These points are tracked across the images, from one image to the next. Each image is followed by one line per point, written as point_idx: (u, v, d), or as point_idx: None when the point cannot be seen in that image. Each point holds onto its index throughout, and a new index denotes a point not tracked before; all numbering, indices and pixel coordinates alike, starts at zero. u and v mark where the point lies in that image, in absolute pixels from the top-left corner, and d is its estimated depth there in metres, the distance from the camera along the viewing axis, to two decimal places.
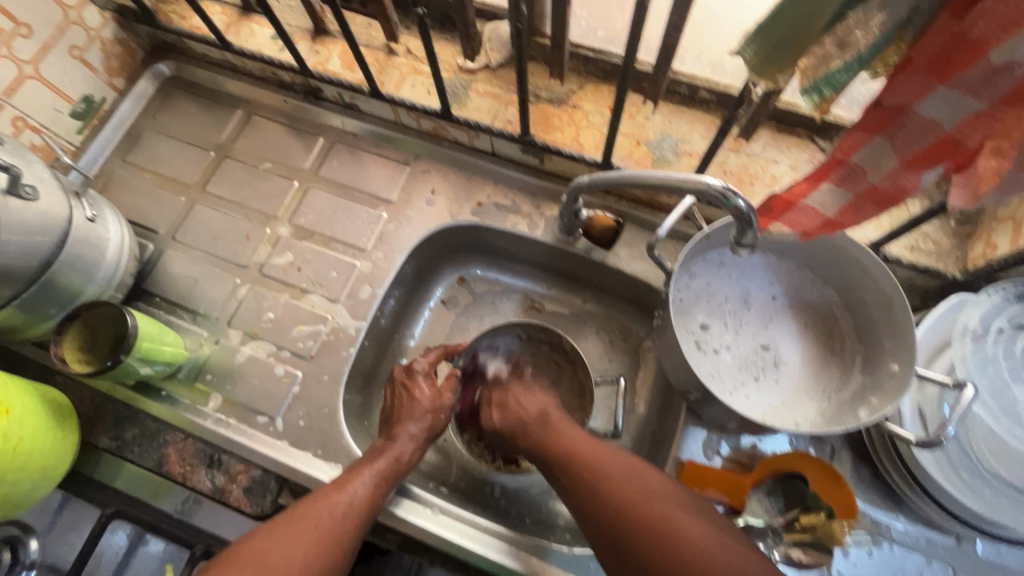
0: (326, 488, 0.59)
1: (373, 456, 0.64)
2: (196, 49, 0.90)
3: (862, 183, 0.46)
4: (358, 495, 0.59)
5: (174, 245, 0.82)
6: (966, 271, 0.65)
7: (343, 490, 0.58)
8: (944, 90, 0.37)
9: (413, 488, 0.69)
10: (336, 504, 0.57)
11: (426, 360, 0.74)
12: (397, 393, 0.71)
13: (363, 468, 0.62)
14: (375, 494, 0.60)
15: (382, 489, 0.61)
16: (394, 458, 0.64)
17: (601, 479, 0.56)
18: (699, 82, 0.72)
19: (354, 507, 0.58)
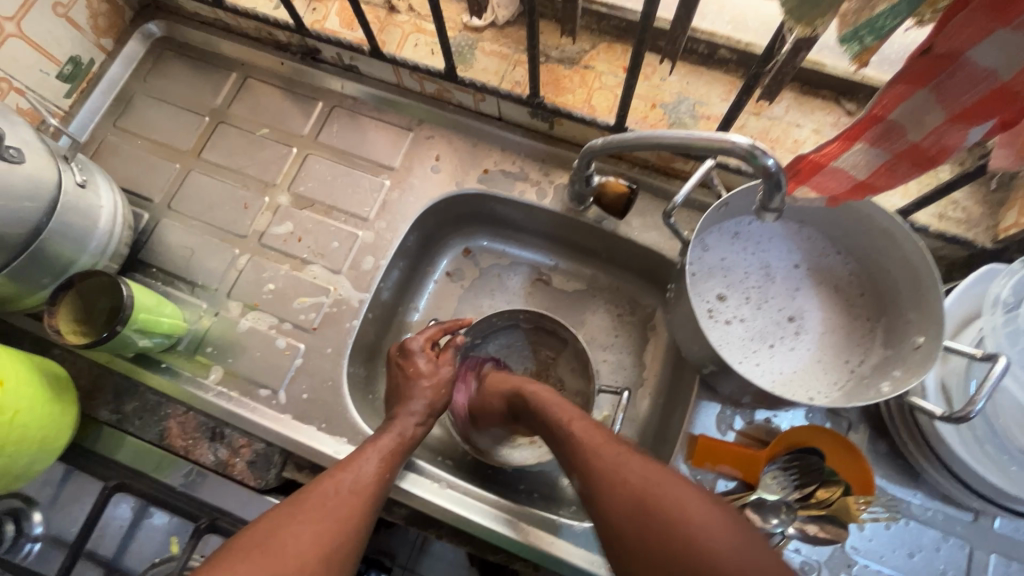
0: (331, 469, 0.58)
1: (377, 435, 0.63)
2: (187, 7, 0.85)
3: (901, 141, 0.43)
4: (364, 472, 0.58)
5: (170, 215, 0.79)
6: (997, 241, 0.62)
7: (349, 469, 0.57)
8: (1004, 33, 0.34)
9: (419, 462, 0.68)
10: (344, 479, 0.56)
11: (423, 336, 0.71)
12: (397, 367, 0.70)
13: (367, 446, 0.61)
14: (382, 474, 0.59)
15: (388, 468, 0.60)
16: (398, 436, 0.63)
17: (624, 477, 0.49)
18: (719, 40, 0.67)
19: (361, 484, 0.57)
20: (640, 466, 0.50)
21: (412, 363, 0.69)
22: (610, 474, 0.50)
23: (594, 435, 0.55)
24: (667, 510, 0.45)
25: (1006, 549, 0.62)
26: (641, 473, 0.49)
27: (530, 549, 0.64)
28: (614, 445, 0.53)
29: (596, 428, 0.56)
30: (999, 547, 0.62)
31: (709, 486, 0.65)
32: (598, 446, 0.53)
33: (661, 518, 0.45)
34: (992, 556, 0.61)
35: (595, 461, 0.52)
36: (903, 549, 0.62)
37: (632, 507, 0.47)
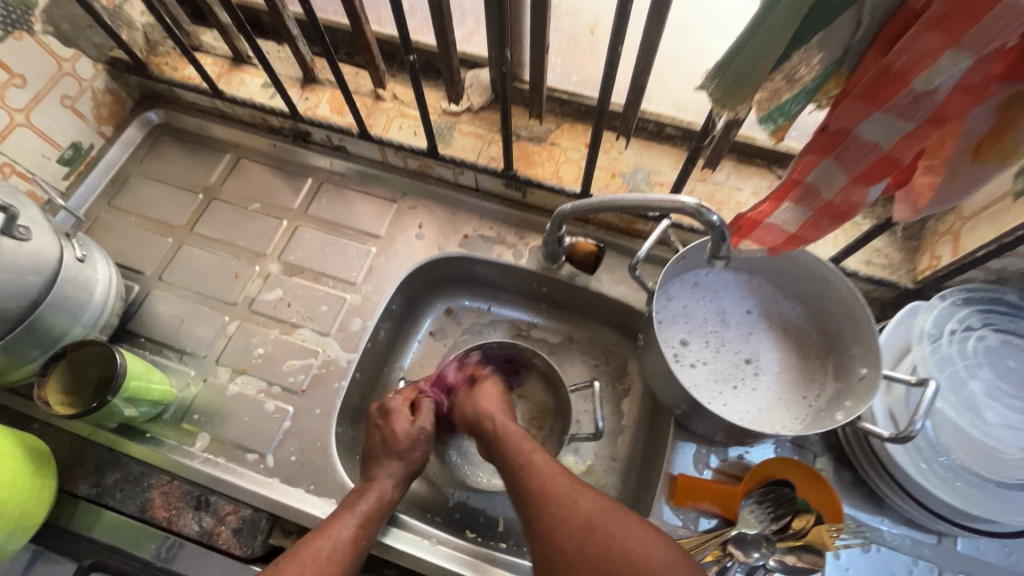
0: (311, 534, 0.60)
1: (355, 499, 0.64)
2: (186, 98, 0.93)
3: (817, 200, 0.51)
4: (341, 540, 0.59)
5: (161, 286, 0.82)
6: (917, 281, 0.71)
7: (326, 535, 0.59)
8: (879, 114, 0.43)
9: (402, 516, 0.68)
10: (328, 536, 0.59)
11: (401, 399, 0.73)
12: (376, 428, 0.72)
13: (345, 511, 0.62)
14: (359, 540, 0.61)
15: (368, 531, 0.62)
16: (378, 498, 0.64)
17: (578, 497, 0.58)
18: (665, 120, 0.78)
19: (339, 552, 0.59)
20: (591, 499, 0.58)
21: (391, 420, 0.71)
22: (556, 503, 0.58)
23: (549, 471, 0.62)
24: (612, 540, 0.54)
25: (971, 569, 0.66)
26: (592, 507, 0.57)
27: None
28: (562, 475, 0.61)
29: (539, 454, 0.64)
30: (964, 568, 0.66)
31: (692, 526, 0.68)
32: (558, 481, 0.60)
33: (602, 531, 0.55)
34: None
35: (552, 493, 0.59)
36: (878, 574, 0.66)
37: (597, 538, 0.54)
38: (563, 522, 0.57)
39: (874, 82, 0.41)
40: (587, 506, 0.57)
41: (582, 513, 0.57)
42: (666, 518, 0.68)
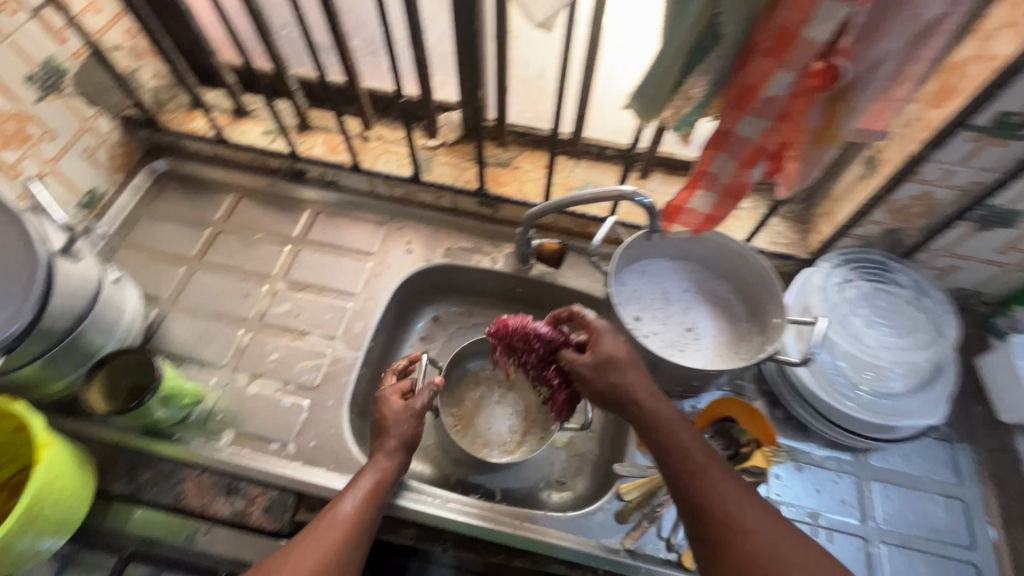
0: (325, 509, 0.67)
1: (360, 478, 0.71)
2: (190, 147, 1.05)
3: (719, 184, 0.70)
4: (345, 512, 0.66)
5: (176, 308, 0.92)
6: (810, 253, 0.91)
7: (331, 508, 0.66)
8: (746, 117, 0.61)
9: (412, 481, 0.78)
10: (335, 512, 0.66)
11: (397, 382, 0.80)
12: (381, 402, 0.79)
13: (351, 488, 0.69)
14: (362, 510, 0.67)
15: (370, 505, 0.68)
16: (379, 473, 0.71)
17: (722, 485, 0.60)
18: (605, 143, 0.97)
19: (341, 521, 0.65)
20: (743, 505, 0.59)
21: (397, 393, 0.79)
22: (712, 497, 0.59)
23: (706, 462, 0.61)
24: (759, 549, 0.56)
25: (883, 475, 0.82)
26: (735, 503, 0.59)
27: (526, 542, 0.75)
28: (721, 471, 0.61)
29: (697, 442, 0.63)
30: (877, 475, 0.82)
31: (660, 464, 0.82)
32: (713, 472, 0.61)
33: (735, 528, 0.57)
34: (874, 482, 0.81)
35: (711, 485, 0.60)
36: (811, 486, 0.81)
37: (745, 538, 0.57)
38: (717, 518, 0.58)
39: (738, 95, 0.60)
40: (732, 498, 0.59)
41: (722, 505, 0.59)
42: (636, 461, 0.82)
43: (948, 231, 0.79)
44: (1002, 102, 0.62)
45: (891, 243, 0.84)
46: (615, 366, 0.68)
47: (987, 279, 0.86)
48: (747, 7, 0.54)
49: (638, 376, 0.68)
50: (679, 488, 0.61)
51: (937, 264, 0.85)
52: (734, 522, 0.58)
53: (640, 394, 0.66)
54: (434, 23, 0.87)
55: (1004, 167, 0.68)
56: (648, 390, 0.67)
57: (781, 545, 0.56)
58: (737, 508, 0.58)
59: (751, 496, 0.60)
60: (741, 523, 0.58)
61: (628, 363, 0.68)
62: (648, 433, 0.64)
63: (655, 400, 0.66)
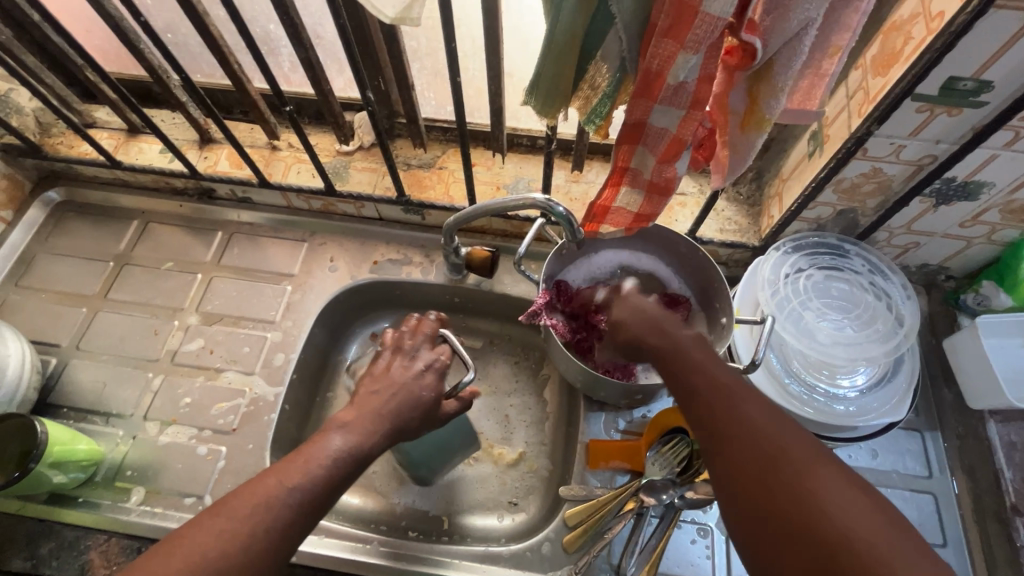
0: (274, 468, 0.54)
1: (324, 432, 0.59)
2: (85, 172, 0.96)
3: (643, 181, 0.62)
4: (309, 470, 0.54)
5: (79, 355, 0.84)
6: (761, 239, 0.83)
7: (289, 466, 0.54)
8: (658, 106, 0.53)
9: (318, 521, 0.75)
10: (266, 490, 0.52)
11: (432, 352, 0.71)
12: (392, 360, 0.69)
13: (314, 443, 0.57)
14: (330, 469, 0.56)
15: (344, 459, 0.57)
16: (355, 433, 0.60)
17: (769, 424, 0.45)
18: (534, 134, 0.89)
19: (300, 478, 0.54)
20: (753, 411, 0.46)
21: (414, 361, 0.70)
22: (703, 407, 0.49)
23: (710, 371, 0.51)
24: (756, 459, 0.43)
25: None
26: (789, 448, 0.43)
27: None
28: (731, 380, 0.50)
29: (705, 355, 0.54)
30: None
31: (609, 483, 0.76)
32: (717, 378, 0.50)
33: (796, 470, 0.41)
34: None
35: (708, 390, 0.50)
36: None
37: (741, 448, 0.44)
38: (709, 425, 0.47)
39: (644, 83, 0.52)
40: (758, 417, 0.46)
41: (740, 412, 0.46)
42: (585, 483, 0.77)
43: (905, 208, 0.71)
44: (949, 67, 0.54)
45: (846, 224, 0.77)
46: (636, 310, 0.63)
47: (952, 254, 0.79)
48: None
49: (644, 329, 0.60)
50: (704, 423, 0.48)
51: (897, 241, 0.78)
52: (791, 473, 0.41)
53: (653, 328, 0.60)
54: (323, 17, 0.78)
55: (957, 138, 0.61)
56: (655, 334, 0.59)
57: (830, 473, 0.41)
58: (737, 410, 0.46)
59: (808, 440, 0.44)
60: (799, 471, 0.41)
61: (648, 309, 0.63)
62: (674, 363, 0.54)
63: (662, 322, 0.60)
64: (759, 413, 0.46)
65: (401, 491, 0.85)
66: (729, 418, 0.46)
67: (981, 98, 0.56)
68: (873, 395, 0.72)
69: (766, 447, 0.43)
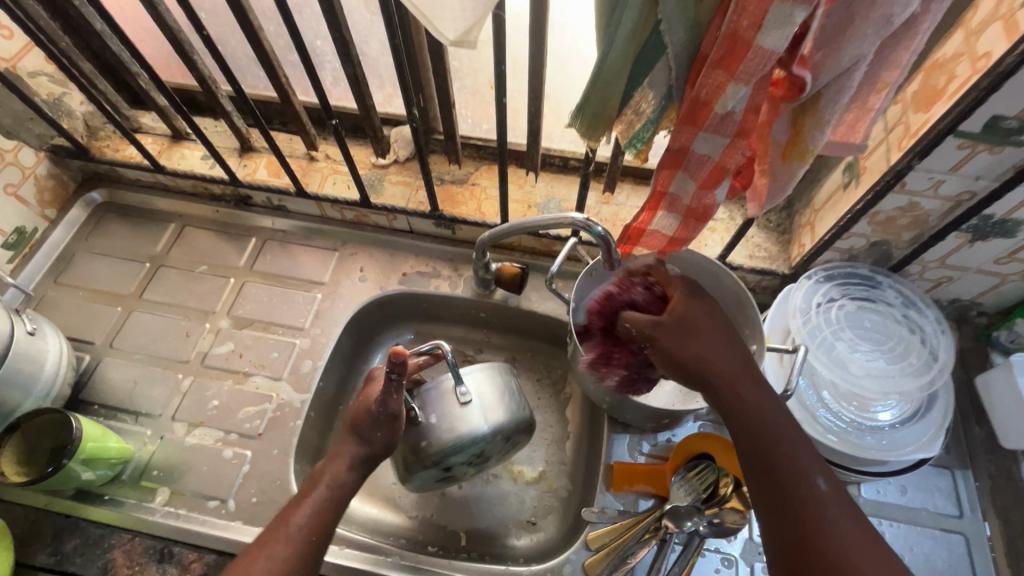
0: (262, 534, 0.58)
1: (310, 487, 0.62)
2: (127, 175, 0.98)
3: (681, 206, 0.63)
4: (296, 533, 0.58)
5: (112, 353, 0.86)
6: (792, 267, 0.83)
7: (282, 530, 0.58)
8: (702, 134, 0.54)
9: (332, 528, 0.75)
10: (258, 559, 0.56)
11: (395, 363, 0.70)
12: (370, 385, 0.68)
13: (301, 501, 0.61)
14: (319, 526, 0.59)
15: (327, 513, 0.60)
16: (330, 484, 0.62)
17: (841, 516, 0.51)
18: (567, 154, 0.90)
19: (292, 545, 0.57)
20: (814, 468, 0.53)
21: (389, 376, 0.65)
22: (764, 456, 0.54)
23: (771, 419, 0.55)
24: (813, 518, 0.51)
25: (876, 510, 0.75)
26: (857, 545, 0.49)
27: None
28: (789, 428, 0.55)
29: (762, 393, 0.57)
30: (869, 509, 0.75)
31: (632, 507, 0.75)
32: (775, 428, 0.55)
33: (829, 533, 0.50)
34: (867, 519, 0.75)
35: (770, 439, 0.54)
36: None
37: (797, 502, 0.51)
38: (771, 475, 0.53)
39: (690, 112, 0.53)
40: (809, 472, 0.53)
41: (797, 471, 0.53)
42: (607, 505, 0.76)
43: (941, 243, 0.71)
44: (994, 105, 0.54)
45: (879, 255, 0.77)
46: (698, 330, 0.60)
47: (986, 290, 0.79)
48: (690, 13, 0.47)
49: (722, 348, 0.59)
50: (765, 471, 0.53)
51: (930, 275, 0.78)
52: (851, 569, 0.48)
53: (715, 351, 0.59)
54: (369, 36, 0.80)
55: (997, 176, 0.61)
56: (733, 360, 0.59)
57: (876, 545, 0.50)
58: (793, 469, 0.53)
59: (854, 510, 0.52)
60: (848, 551, 0.49)
61: (706, 328, 0.60)
62: (744, 417, 0.56)
63: (722, 341, 0.60)
64: (814, 467, 0.53)
65: (420, 504, 0.85)
66: (794, 470, 0.53)
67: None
68: (903, 430, 0.71)
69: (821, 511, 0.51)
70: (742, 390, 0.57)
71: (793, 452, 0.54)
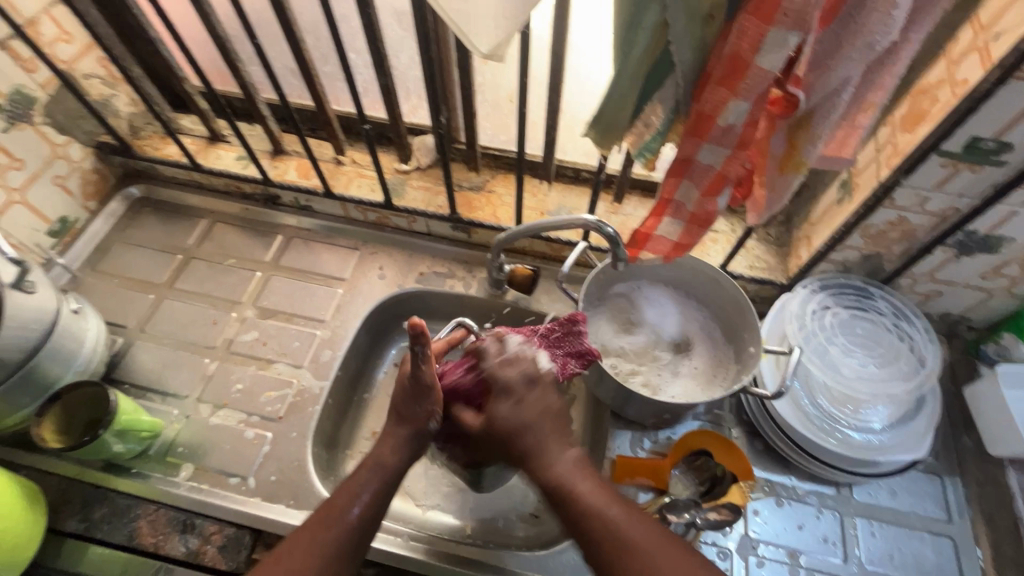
0: (312, 520, 0.59)
1: (359, 472, 0.63)
2: (164, 172, 1.05)
3: (685, 212, 0.68)
4: (348, 521, 0.59)
5: (143, 337, 0.90)
6: (789, 277, 0.88)
7: (333, 517, 0.59)
8: (705, 146, 0.59)
9: None
10: (307, 546, 0.57)
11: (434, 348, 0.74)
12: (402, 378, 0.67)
13: (351, 487, 0.61)
14: (369, 512, 0.60)
15: (378, 499, 0.61)
16: (379, 467, 0.62)
17: (598, 506, 0.56)
18: (579, 166, 0.96)
19: (345, 530, 0.58)
20: (592, 492, 0.56)
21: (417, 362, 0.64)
22: (573, 497, 0.56)
23: (555, 460, 0.58)
24: (633, 542, 0.53)
25: (867, 511, 0.78)
26: (654, 542, 0.54)
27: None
28: (565, 463, 0.58)
29: (560, 438, 0.59)
30: (861, 511, 0.78)
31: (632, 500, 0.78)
32: (563, 467, 0.58)
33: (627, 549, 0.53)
34: (858, 520, 0.77)
35: (555, 479, 0.57)
36: (790, 523, 0.77)
37: (600, 531, 0.54)
38: (596, 513, 0.55)
39: (694, 126, 0.58)
40: (591, 501, 0.56)
41: (575, 499, 0.56)
42: None
43: (928, 256, 0.76)
44: (972, 127, 0.60)
45: (872, 267, 0.82)
46: (501, 400, 0.59)
47: (972, 305, 0.83)
48: (697, 35, 0.52)
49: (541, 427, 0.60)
50: (569, 509, 0.56)
51: (920, 288, 0.82)
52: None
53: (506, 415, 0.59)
54: (400, 50, 0.87)
55: (979, 194, 0.66)
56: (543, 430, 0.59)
57: (677, 552, 0.53)
58: (576, 497, 0.56)
59: (658, 529, 0.55)
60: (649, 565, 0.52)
61: (518, 390, 0.59)
62: (535, 466, 0.58)
63: (515, 405, 0.59)
64: (591, 490, 0.57)
65: (428, 493, 0.89)
66: (608, 510, 0.55)
67: (1001, 157, 0.61)
68: (893, 433, 0.76)
69: (639, 536, 0.54)
70: (526, 434, 0.58)
71: (551, 476, 0.57)
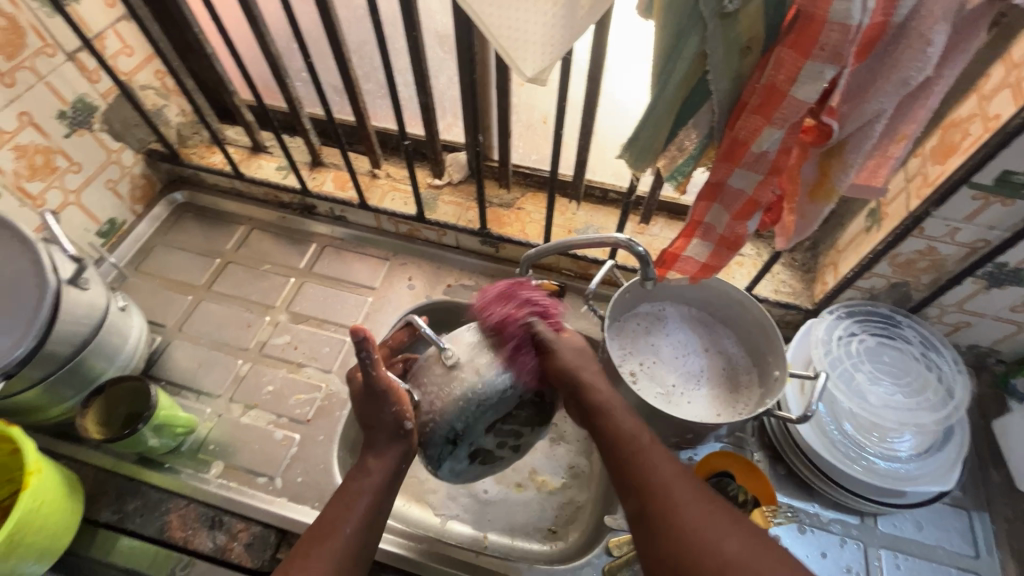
0: (309, 534, 0.59)
1: (354, 481, 0.63)
2: (207, 179, 1.09)
3: (715, 234, 0.69)
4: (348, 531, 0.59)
5: (180, 336, 0.94)
6: (815, 303, 0.88)
7: (332, 531, 0.59)
8: (738, 170, 0.61)
9: None
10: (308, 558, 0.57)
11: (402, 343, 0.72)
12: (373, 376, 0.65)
13: (347, 497, 0.62)
14: (369, 520, 0.61)
15: (376, 506, 0.62)
16: (372, 474, 0.63)
17: (675, 492, 0.58)
18: (607, 187, 0.98)
19: (346, 540, 0.59)
20: (673, 477, 0.59)
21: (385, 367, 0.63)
22: (641, 480, 0.59)
23: (645, 440, 0.62)
24: (688, 529, 0.55)
25: (891, 543, 0.77)
26: (688, 500, 0.57)
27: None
28: (656, 451, 0.62)
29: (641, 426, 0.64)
30: (886, 542, 0.77)
31: None
32: (649, 450, 0.61)
33: (690, 533, 0.55)
34: (882, 551, 0.76)
35: (630, 460, 0.61)
36: (813, 551, 0.76)
37: (661, 514, 0.57)
38: (659, 498, 0.58)
39: (728, 151, 0.60)
40: (668, 482, 0.58)
41: (653, 483, 0.59)
42: None
43: (958, 287, 0.76)
44: (1004, 161, 0.60)
45: (899, 296, 0.82)
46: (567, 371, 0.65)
47: (1002, 338, 0.83)
48: (734, 66, 0.55)
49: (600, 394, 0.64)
50: (640, 492, 0.59)
51: (948, 319, 0.82)
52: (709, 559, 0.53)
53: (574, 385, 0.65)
54: (441, 71, 0.90)
55: (1010, 226, 0.66)
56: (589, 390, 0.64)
57: (752, 539, 0.54)
58: (650, 480, 0.59)
59: (732, 517, 0.56)
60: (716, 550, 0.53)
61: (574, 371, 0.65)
62: (613, 449, 0.62)
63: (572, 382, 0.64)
64: (674, 476, 0.59)
65: (448, 503, 0.89)
66: (675, 493, 0.58)
67: None
68: (920, 462, 0.76)
69: (699, 521, 0.55)
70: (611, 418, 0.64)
71: (640, 457, 0.61)
